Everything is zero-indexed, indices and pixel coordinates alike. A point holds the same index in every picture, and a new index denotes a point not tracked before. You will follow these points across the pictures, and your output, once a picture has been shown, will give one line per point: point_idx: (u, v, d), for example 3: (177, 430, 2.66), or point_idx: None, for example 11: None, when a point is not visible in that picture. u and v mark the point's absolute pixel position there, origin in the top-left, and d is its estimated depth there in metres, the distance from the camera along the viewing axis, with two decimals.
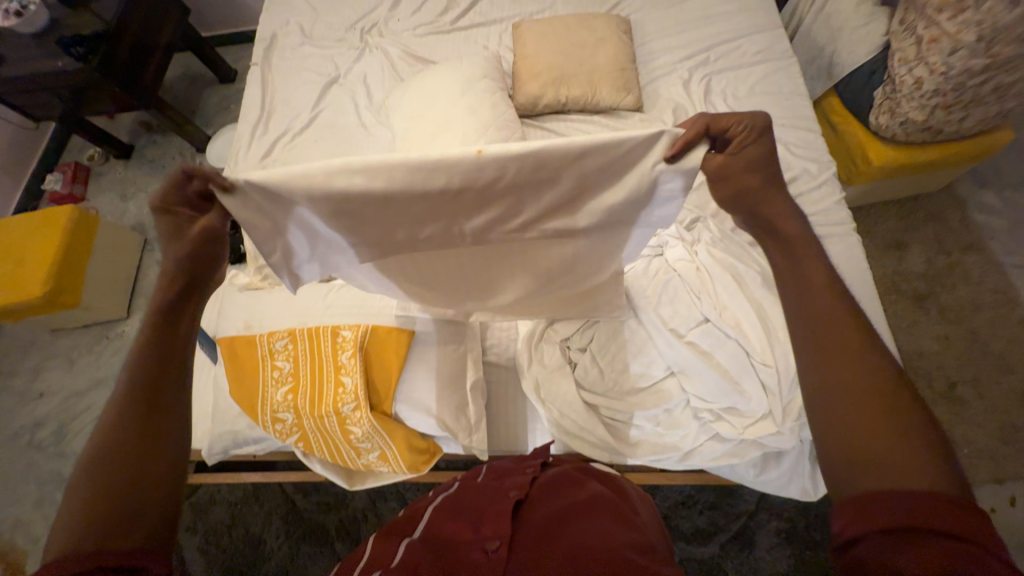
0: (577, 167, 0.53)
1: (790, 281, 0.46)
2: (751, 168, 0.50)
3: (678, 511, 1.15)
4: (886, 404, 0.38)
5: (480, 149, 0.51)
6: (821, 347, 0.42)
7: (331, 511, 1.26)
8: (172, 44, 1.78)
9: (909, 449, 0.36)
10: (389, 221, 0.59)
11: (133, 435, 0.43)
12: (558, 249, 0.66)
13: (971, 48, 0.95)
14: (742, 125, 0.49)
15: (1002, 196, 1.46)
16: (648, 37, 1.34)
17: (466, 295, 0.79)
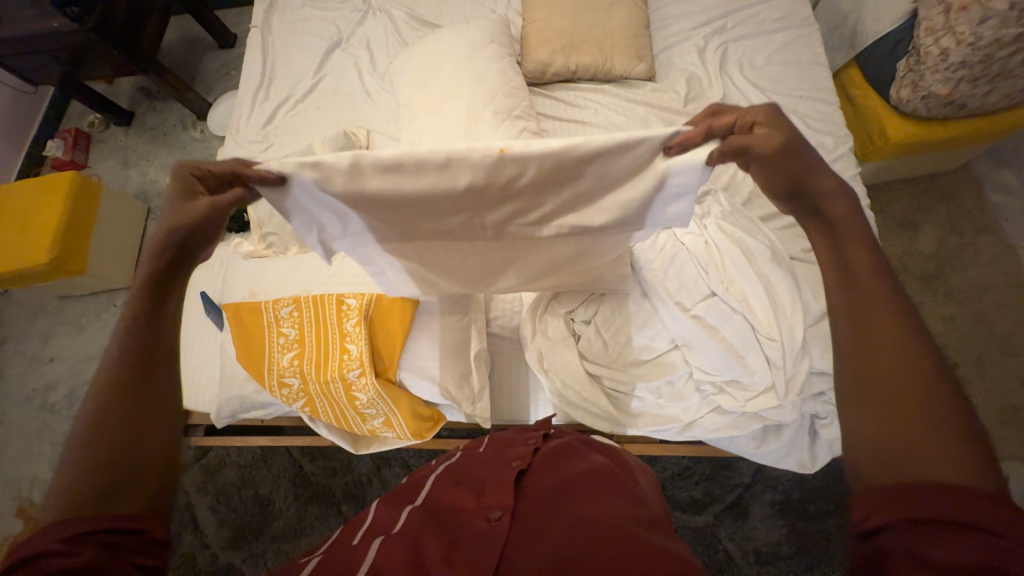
0: (593, 166, 0.54)
1: (831, 270, 0.45)
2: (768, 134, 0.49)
3: (675, 482, 1.17)
4: (915, 389, 0.37)
5: (502, 147, 0.51)
6: (853, 333, 0.41)
7: (338, 475, 1.30)
8: (169, 4, 1.72)
9: (937, 439, 0.35)
10: (409, 214, 0.61)
11: (127, 400, 0.42)
12: (563, 246, 0.69)
13: (1003, 17, 0.91)
14: (751, 115, 0.50)
15: (1021, 176, 1.43)
16: (663, 2, 1.29)
17: (480, 279, 0.80)
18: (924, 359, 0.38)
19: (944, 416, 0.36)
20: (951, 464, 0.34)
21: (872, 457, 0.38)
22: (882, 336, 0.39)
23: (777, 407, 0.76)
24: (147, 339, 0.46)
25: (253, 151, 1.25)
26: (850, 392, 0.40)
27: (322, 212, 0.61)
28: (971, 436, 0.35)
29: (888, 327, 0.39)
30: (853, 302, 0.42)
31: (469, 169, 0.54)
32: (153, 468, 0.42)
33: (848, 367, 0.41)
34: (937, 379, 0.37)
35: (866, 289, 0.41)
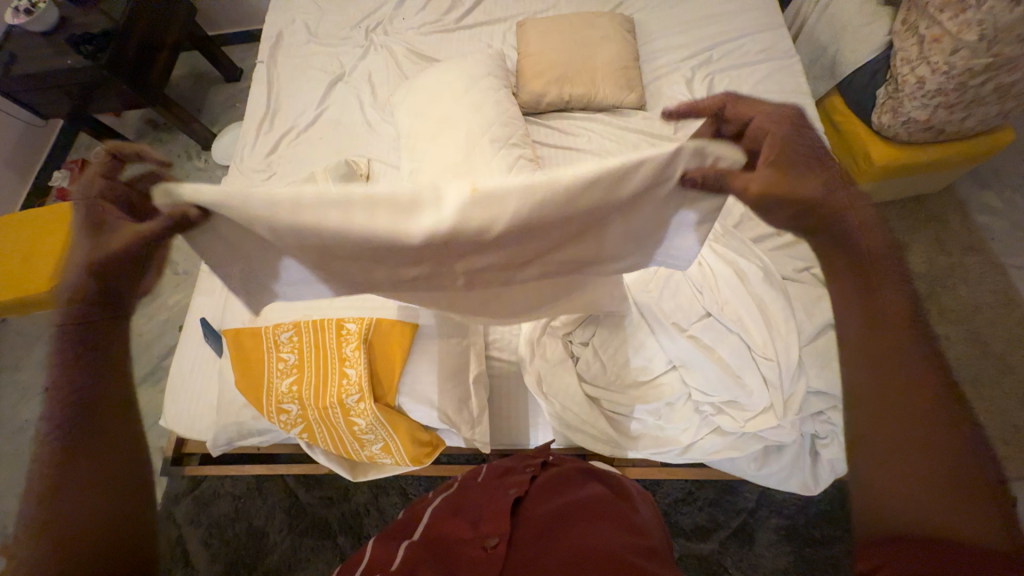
0: (587, 201, 0.50)
1: (861, 316, 0.55)
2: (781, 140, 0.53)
3: (678, 508, 1.15)
4: (927, 452, 0.48)
5: (474, 186, 0.48)
6: (877, 377, 0.52)
7: (334, 505, 1.27)
8: (178, 42, 1.80)
9: (934, 480, 0.47)
10: (361, 256, 0.55)
11: (88, 456, 0.62)
12: (559, 273, 0.65)
13: (973, 48, 0.96)
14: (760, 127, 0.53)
15: (1004, 198, 1.47)
16: (651, 36, 1.35)
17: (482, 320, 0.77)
18: (938, 425, 0.49)
19: (949, 476, 0.47)
20: (951, 517, 0.46)
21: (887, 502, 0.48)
22: (900, 386, 0.51)
23: (777, 426, 0.76)
24: (103, 398, 0.65)
25: (256, 179, 1.28)
26: (870, 440, 0.51)
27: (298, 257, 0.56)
28: (967, 492, 0.47)
29: (914, 394, 0.50)
30: (889, 371, 0.52)
31: (435, 208, 0.49)
32: (117, 506, 0.62)
33: (869, 427, 0.51)
34: (948, 442, 0.48)
35: (891, 349, 0.53)
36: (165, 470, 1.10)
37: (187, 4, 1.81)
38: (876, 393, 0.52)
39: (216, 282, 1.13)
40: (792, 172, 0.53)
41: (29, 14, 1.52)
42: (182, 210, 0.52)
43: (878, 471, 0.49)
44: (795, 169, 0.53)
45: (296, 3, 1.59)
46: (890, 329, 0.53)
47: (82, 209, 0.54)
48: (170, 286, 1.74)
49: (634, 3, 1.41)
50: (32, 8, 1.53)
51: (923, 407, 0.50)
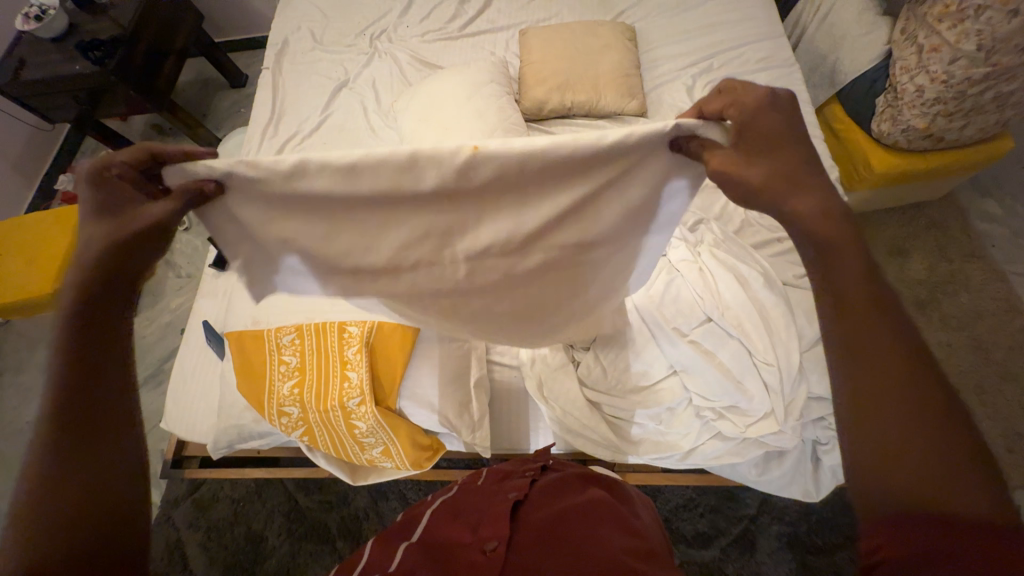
0: (591, 163, 0.53)
1: (822, 275, 0.45)
2: (768, 119, 0.47)
3: (679, 514, 1.14)
4: (918, 419, 0.38)
5: (476, 146, 0.50)
6: (845, 345, 0.42)
7: (333, 510, 1.27)
8: (185, 48, 1.82)
9: (940, 451, 0.37)
10: (354, 218, 0.57)
11: (82, 455, 0.42)
12: (564, 263, 0.67)
13: (971, 57, 0.97)
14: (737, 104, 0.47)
15: (1004, 206, 1.47)
16: (652, 45, 1.37)
17: (475, 317, 0.77)
18: (923, 385, 0.39)
19: (945, 440, 0.37)
20: (952, 492, 0.36)
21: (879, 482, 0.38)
22: (878, 346, 0.41)
23: (778, 432, 0.76)
24: (88, 379, 0.45)
25: None
26: (851, 408, 0.41)
27: (304, 229, 0.58)
28: (970, 457, 0.37)
29: (893, 354, 0.40)
30: (860, 329, 0.42)
31: (437, 169, 0.51)
32: (119, 530, 0.42)
33: (852, 383, 0.41)
34: (937, 404, 0.39)
35: (854, 315, 0.42)
36: (165, 473, 1.10)
37: (194, 11, 1.84)
38: (844, 357, 0.42)
39: (219, 285, 1.14)
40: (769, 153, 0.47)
41: (38, 19, 1.54)
42: (199, 183, 0.51)
43: (863, 439, 0.40)
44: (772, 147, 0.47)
45: (303, 10, 1.61)
46: (857, 282, 0.43)
47: (97, 192, 0.49)
48: (173, 290, 1.75)
49: (636, 12, 1.43)
50: (42, 14, 1.55)
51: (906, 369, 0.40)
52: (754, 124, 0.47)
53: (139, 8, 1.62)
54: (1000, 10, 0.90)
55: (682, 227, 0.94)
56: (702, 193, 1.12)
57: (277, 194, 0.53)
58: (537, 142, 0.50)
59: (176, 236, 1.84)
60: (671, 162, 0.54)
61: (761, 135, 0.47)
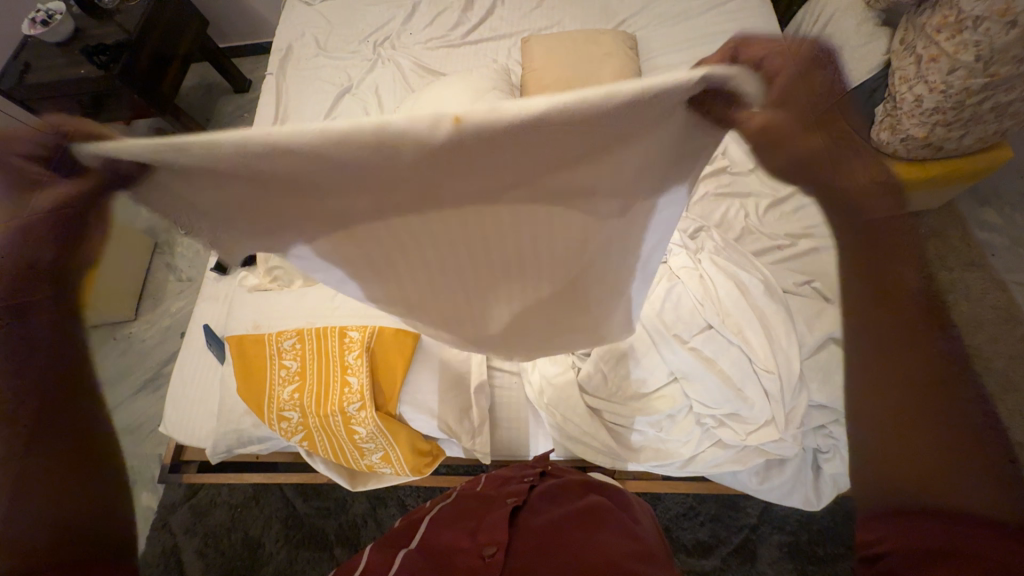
0: (614, 134, 0.38)
1: (866, 282, 0.49)
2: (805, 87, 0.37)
3: (679, 523, 1.14)
4: (939, 431, 0.44)
5: (457, 115, 0.34)
6: (877, 348, 0.47)
7: (331, 516, 1.26)
8: (190, 54, 1.84)
9: (941, 451, 0.43)
10: (312, 201, 0.44)
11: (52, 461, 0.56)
12: (572, 246, 0.56)
13: (970, 68, 0.98)
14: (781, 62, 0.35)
15: (1003, 215, 1.48)
16: (653, 53, 1.38)
17: (457, 300, 0.68)
18: (952, 398, 0.43)
19: (956, 448, 0.43)
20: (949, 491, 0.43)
21: (889, 481, 0.46)
22: (903, 353, 0.46)
23: (779, 440, 0.76)
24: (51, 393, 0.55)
25: None
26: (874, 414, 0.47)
27: (241, 202, 0.45)
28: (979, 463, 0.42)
29: (923, 370, 0.45)
30: (893, 349, 0.46)
31: (409, 153, 0.36)
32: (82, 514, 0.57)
33: (875, 388, 0.47)
34: (962, 419, 0.43)
35: (894, 329, 0.46)
36: (162, 478, 1.09)
37: (199, 17, 1.86)
38: (876, 366, 0.47)
39: (219, 289, 1.14)
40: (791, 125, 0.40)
41: (45, 24, 1.56)
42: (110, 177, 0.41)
43: (881, 440, 0.46)
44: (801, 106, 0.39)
45: (307, 17, 1.63)
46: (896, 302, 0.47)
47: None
48: (173, 294, 1.76)
49: (637, 21, 1.44)
50: (49, 19, 1.57)
51: (935, 389, 0.44)
52: (790, 88, 0.37)
53: (144, 14, 1.64)
54: (998, 21, 0.91)
55: (682, 234, 0.95)
56: (703, 201, 1.12)
57: (172, 180, 0.41)
58: (519, 108, 0.33)
59: (178, 240, 1.85)
60: (691, 127, 0.39)
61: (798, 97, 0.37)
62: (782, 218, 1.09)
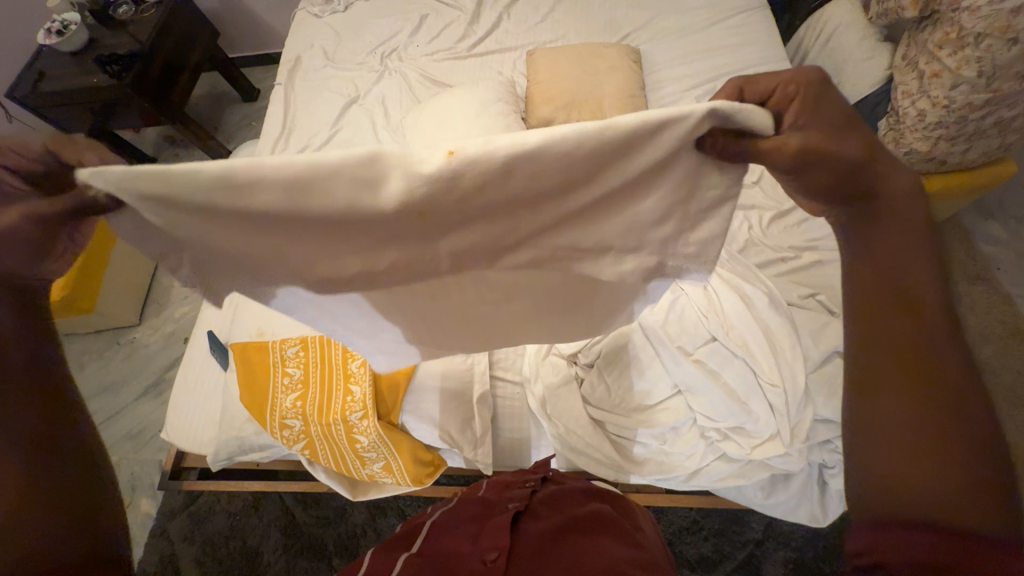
0: (598, 170, 0.44)
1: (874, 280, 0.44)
2: (826, 108, 0.44)
3: (683, 537, 1.12)
4: (937, 424, 0.38)
5: (450, 149, 0.41)
6: (887, 349, 0.42)
7: (330, 526, 1.25)
8: (200, 63, 1.87)
9: (956, 470, 0.37)
10: (319, 239, 0.49)
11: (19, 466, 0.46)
12: (569, 283, 0.61)
13: (973, 83, 0.98)
14: (795, 84, 0.44)
15: (1007, 228, 1.47)
16: (656, 66, 1.39)
17: (464, 329, 0.71)
18: (950, 386, 0.39)
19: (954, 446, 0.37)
20: (947, 495, 0.36)
21: (884, 483, 0.39)
22: (914, 354, 0.41)
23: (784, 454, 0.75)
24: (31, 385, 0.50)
25: None
26: (862, 396, 0.43)
27: (251, 248, 0.49)
28: (980, 466, 0.37)
29: (922, 354, 0.41)
30: (879, 330, 0.43)
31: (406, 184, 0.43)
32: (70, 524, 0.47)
33: (882, 396, 0.41)
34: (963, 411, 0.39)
35: (881, 303, 0.43)
36: (162, 485, 1.09)
37: (210, 28, 1.89)
38: (889, 372, 0.41)
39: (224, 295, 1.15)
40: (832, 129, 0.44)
41: (60, 34, 1.59)
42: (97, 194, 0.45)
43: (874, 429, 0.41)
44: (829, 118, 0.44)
45: (317, 29, 1.66)
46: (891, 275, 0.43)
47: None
48: (177, 299, 1.76)
49: (640, 35, 1.46)
50: (63, 29, 1.60)
51: (931, 376, 0.40)
52: (812, 103, 0.44)
53: (157, 24, 1.67)
54: (999, 38, 0.92)
55: None
56: None
57: (183, 208, 0.44)
58: (508, 139, 0.41)
59: None
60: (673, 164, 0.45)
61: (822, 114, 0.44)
62: (786, 230, 1.09)
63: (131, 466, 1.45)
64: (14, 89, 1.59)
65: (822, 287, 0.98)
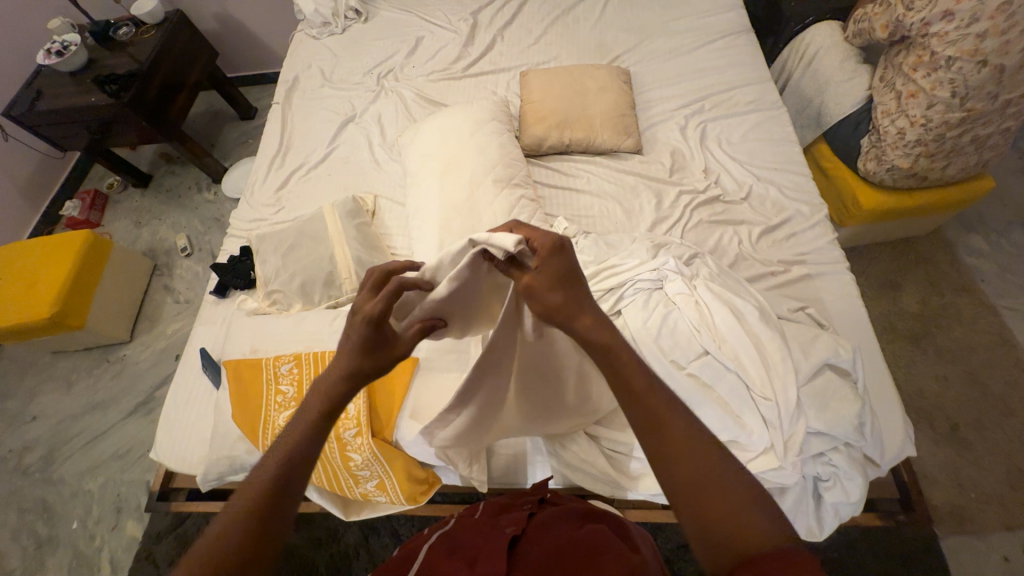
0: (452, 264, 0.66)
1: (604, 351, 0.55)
2: (555, 279, 0.57)
3: (681, 554, 1.11)
4: (740, 488, 0.45)
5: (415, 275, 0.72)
6: (641, 390, 0.52)
7: (322, 547, 1.22)
8: (198, 83, 1.89)
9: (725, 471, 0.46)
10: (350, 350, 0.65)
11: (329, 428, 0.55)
12: (539, 347, 0.73)
13: (947, 103, 1.03)
14: (538, 242, 0.59)
15: (989, 240, 1.51)
16: (646, 86, 1.43)
17: (479, 406, 0.76)
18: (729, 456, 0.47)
19: (752, 488, 0.45)
20: (774, 537, 0.41)
21: (711, 553, 0.43)
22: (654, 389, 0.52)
23: (778, 469, 0.75)
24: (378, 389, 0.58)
25: (265, 214, 1.34)
26: (681, 490, 0.46)
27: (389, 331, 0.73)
28: (770, 504, 0.44)
29: (702, 444, 0.48)
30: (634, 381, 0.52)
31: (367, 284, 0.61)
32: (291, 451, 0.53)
33: (654, 425, 0.50)
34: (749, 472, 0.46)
35: (664, 424, 0.49)
36: (149, 506, 1.07)
37: (209, 49, 1.92)
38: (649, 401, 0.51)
39: (218, 312, 1.16)
40: (562, 272, 0.58)
41: (60, 54, 1.61)
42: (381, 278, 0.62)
43: (690, 506, 0.45)
44: (565, 273, 0.58)
45: (315, 50, 1.70)
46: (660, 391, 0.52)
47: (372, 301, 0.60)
48: (170, 315, 1.75)
49: (630, 56, 1.50)
50: (64, 49, 1.62)
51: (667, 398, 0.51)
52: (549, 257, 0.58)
53: (156, 45, 1.70)
54: (969, 60, 0.96)
55: (678, 260, 0.96)
56: (697, 227, 1.14)
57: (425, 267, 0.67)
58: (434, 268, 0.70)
59: (177, 263, 1.88)
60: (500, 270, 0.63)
61: (551, 268, 0.58)
62: (774, 244, 1.11)
63: (118, 487, 1.43)
64: (12, 107, 1.60)
65: (810, 300, 1.01)
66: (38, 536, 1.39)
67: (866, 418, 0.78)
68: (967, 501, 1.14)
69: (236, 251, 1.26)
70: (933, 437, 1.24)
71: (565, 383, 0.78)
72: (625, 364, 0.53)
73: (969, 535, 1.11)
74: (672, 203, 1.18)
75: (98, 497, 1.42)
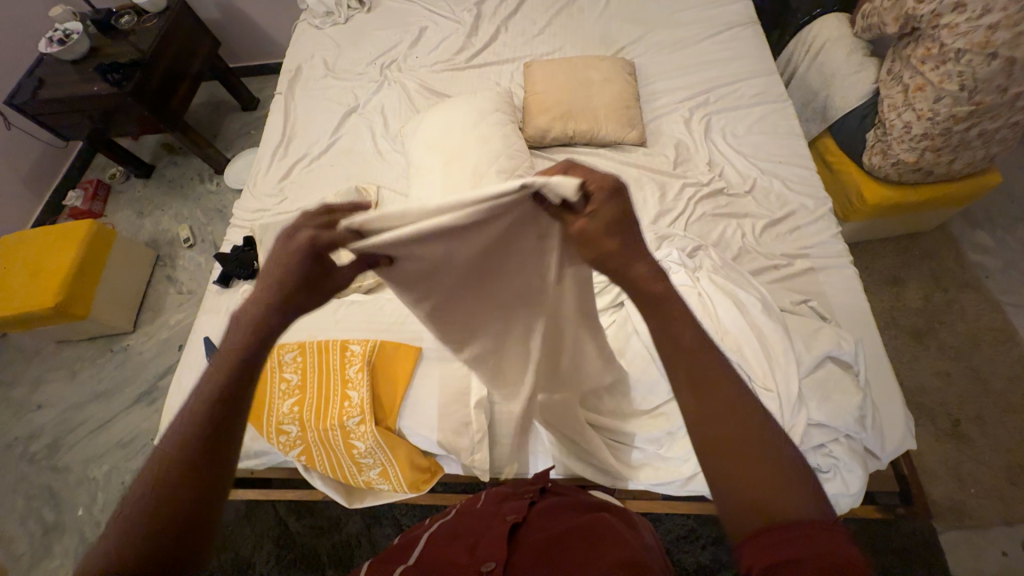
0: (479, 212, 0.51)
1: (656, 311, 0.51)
2: (612, 227, 0.51)
3: (680, 545, 1.12)
4: (776, 459, 0.44)
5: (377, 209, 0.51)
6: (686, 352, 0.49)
7: (324, 535, 1.23)
8: (200, 73, 1.89)
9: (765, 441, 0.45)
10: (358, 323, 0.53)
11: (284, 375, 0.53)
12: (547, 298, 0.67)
13: (955, 96, 1.02)
14: (596, 183, 0.51)
15: (995, 236, 1.51)
16: (651, 78, 1.42)
17: None
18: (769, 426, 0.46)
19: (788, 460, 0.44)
20: (802, 506, 0.42)
21: (735, 511, 0.44)
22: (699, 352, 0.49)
23: None
24: None
25: (267, 204, 1.34)
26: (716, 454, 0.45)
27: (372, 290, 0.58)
28: (803, 473, 0.44)
29: (744, 412, 0.46)
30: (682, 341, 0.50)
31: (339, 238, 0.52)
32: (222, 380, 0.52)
33: (694, 389, 0.48)
34: (783, 436, 0.46)
35: (714, 387, 0.47)
36: None
37: (212, 40, 1.92)
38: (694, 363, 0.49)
39: (221, 302, 1.17)
40: (618, 220, 0.51)
41: (62, 43, 1.61)
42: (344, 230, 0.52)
43: (721, 470, 0.45)
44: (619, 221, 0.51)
45: (318, 40, 1.69)
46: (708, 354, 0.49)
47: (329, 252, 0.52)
48: (173, 306, 1.76)
49: (635, 48, 1.49)
50: (66, 38, 1.61)
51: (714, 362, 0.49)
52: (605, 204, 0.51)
53: (158, 35, 1.69)
54: (978, 53, 0.96)
55: (682, 252, 0.96)
56: (701, 220, 1.14)
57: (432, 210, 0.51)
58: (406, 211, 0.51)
59: (180, 253, 1.89)
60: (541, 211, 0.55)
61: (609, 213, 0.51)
62: (778, 237, 1.11)
63: (122, 475, 1.44)
64: (14, 95, 1.60)
65: (813, 294, 1.01)
66: (44, 523, 1.41)
67: (866, 411, 0.79)
68: (966, 496, 1.15)
69: (239, 242, 1.26)
70: (933, 432, 1.24)
71: (565, 338, 0.74)
72: (679, 318, 0.50)
73: (966, 529, 1.11)
74: (676, 196, 1.18)
75: (103, 485, 1.44)
